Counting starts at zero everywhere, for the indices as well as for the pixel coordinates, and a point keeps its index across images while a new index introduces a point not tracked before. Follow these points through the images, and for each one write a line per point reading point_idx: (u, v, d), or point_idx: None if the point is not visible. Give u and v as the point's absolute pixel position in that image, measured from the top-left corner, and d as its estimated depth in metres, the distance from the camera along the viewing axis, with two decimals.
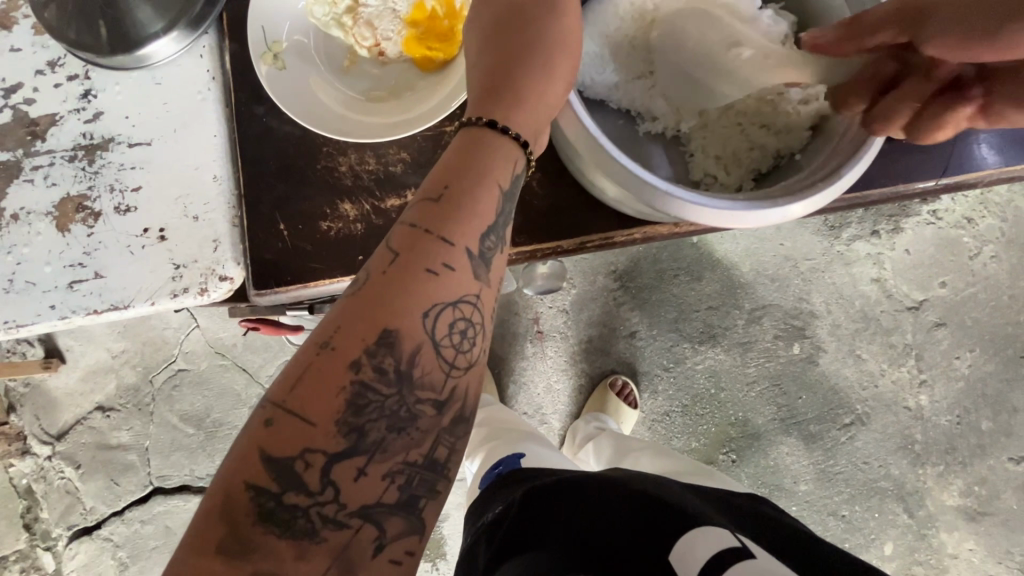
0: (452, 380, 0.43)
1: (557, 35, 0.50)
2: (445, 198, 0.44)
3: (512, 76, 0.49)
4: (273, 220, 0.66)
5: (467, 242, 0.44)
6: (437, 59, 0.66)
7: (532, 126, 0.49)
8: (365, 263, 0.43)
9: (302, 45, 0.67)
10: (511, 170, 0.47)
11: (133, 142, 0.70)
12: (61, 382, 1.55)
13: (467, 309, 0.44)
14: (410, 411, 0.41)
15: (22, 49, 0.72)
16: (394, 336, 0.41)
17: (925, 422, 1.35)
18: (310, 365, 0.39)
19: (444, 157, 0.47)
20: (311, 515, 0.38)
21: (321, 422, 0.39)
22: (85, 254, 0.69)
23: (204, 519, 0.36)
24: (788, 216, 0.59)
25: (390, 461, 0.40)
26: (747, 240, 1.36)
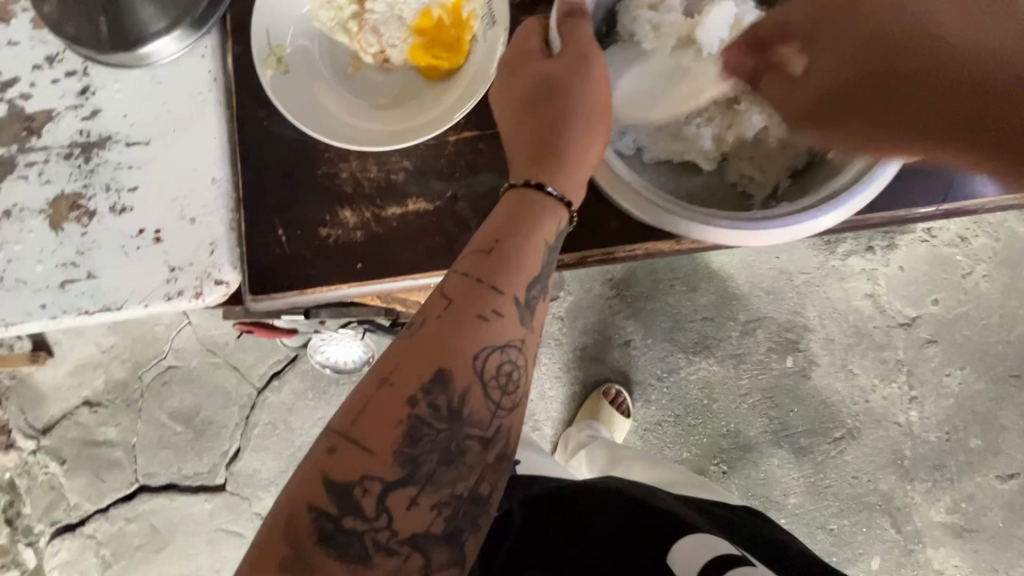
0: (497, 419, 0.45)
1: (593, 101, 0.53)
2: (495, 252, 0.48)
3: (554, 138, 0.52)
4: (272, 224, 0.66)
5: (514, 290, 0.47)
6: (443, 68, 0.66)
7: (573, 186, 0.52)
8: (421, 307, 0.46)
9: (306, 51, 0.66)
10: (557, 228, 0.51)
11: (132, 141, 0.69)
12: (47, 376, 1.53)
13: (513, 353, 0.46)
14: (459, 446, 0.44)
15: (19, 43, 0.71)
16: (447, 376, 0.44)
17: (914, 438, 1.36)
18: (371, 399, 0.42)
19: (494, 211, 0.51)
20: (367, 540, 0.40)
21: (380, 451, 0.41)
22: (78, 254, 0.68)
23: (267, 539, 0.39)
24: (818, 226, 0.60)
25: (439, 492, 0.43)
26: (743, 253, 1.37)
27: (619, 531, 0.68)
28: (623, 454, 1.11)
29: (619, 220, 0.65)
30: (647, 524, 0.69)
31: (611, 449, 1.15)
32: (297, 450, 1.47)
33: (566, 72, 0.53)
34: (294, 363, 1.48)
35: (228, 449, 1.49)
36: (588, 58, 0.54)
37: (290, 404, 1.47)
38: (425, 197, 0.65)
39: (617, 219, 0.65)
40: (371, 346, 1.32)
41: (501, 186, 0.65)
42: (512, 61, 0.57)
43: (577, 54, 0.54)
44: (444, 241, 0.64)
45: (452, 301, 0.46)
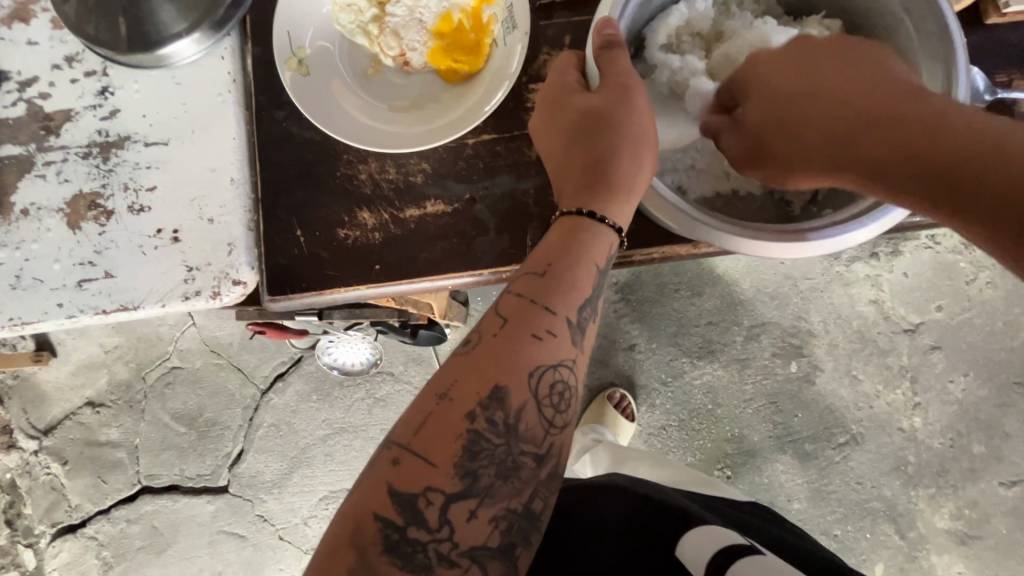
0: (550, 436, 0.45)
1: (636, 131, 0.52)
2: (549, 274, 0.48)
3: (601, 168, 0.52)
4: (290, 225, 0.66)
5: (567, 311, 0.47)
6: (462, 71, 0.66)
7: (622, 212, 0.52)
8: (476, 326, 0.47)
9: (326, 52, 0.67)
10: (607, 252, 0.51)
11: (150, 142, 0.69)
12: (51, 376, 1.53)
13: (566, 372, 0.46)
14: (514, 461, 0.43)
15: (39, 43, 0.71)
16: (504, 392, 0.43)
17: (918, 444, 1.36)
18: (432, 414, 0.42)
19: (545, 238, 0.51)
20: (429, 551, 0.40)
21: (440, 464, 0.41)
22: (96, 253, 0.68)
23: (328, 549, 0.39)
24: (854, 241, 0.54)
25: (496, 506, 0.42)
26: (748, 258, 1.37)
27: (632, 535, 0.68)
28: (628, 455, 1.11)
29: (637, 223, 0.65)
30: (658, 525, 0.68)
31: (616, 451, 1.15)
32: (301, 451, 1.46)
33: (608, 107, 0.52)
34: (299, 365, 1.48)
35: (231, 450, 1.49)
36: (628, 88, 0.53)
37: (295, 406, 1.47)
38: (444, 199, 0.65)
39: (635, 222, 0.65)
40: (378, 348, 1.33)
41: (519, 188, 0.65)
42: (551, 97, 0.57)
43: (617, 86, 0.53)
44: (462, 243, 0.65)
45: (507, 321, 0.46)
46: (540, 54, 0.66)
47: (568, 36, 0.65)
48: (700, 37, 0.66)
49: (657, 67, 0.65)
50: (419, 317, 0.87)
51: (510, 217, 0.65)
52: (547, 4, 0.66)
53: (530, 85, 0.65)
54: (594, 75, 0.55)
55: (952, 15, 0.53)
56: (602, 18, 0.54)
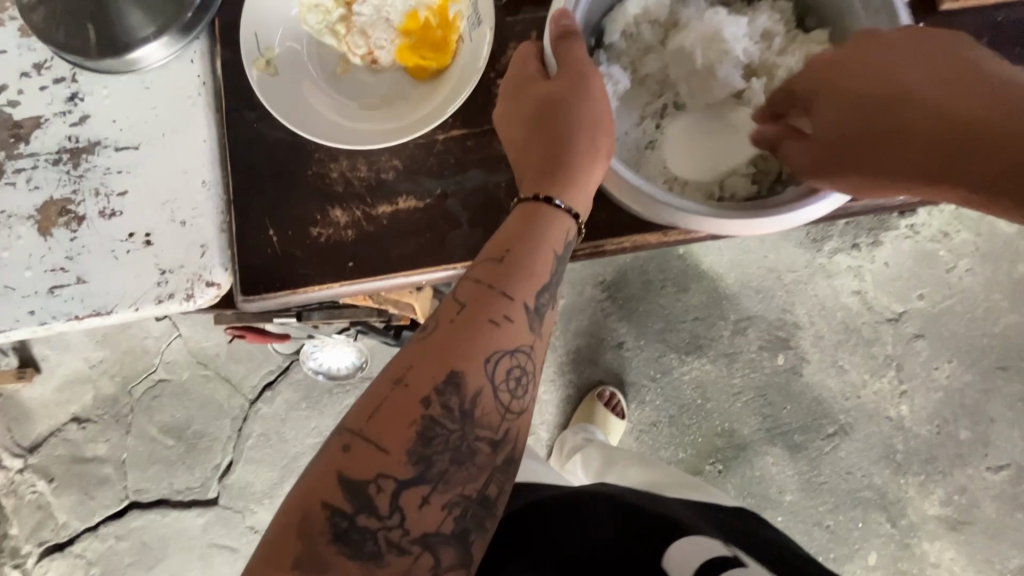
0: (506, 422, 0.45)
1: (591, 120, 0.53)
2: (506, 260, 0.49)
3: (559, 155, 0.52)
4: (263, 226, 0.66)
5: (525, 296, 0.48)
6: (430, 68, 0.67)
7: (581, 197, 0.53)
8: (434, 312, 0.47)
9: (294, 53, 0.67)
10: (565, 237, 0.51)
11: (120, 146, 0.69)
12: (34, 393, 1.51)
13: (523, 358, 0.47)
14: (470, 447, 0.44)
15: (7, 51, 0.71)
16: (460, 377, 0.44)
17: (906, 432, 1.38)
18: (385, 400, 0.43)
19: (504, 224, 0.52)
20: (379, 539, 0.40)
21: (394, 450, 0.41)
22: (67, 259, 0.68)
23: (278, 535, 0.39)
24: (812, 217, 0.55)
25: (450, 492, 0.42)
26: (732, 252, 1.39)
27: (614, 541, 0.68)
28: (619, 457, 1.10)
29: (606, 213, 0.65)
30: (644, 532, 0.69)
31: (607, 453, 1.14)
32: (292, 460, 1.45)
33: (566, 97, 0.53)
34: (287, 373, 1.46)
35: (221, 462, 1.47)
36: (586, 77, 0.53)
37: (284, 415, 1.46)
38: (415, 195, 0.66)
39: (606, 212, 0.65)
40: (363, 352, 1.31)
41: (490, 182, 0.65)
42: (511, 88, 0.57)
43: (574, 75, 0.53)
44: (434, 238, 0.65)
45: (464, 307, 0.47)
46: (507, 49, 0.66)
47: (534, 31, 0.66)
48: (662, 27, 0.67)
49: (622, 59, 0.66)
50: (401, 317, 0.87)
51: (481, 210, 0.65)
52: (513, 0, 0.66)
53: (498, 80, 0.66)
54: (553, 64, 0.55)
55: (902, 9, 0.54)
56: (558, 10, 0.55)
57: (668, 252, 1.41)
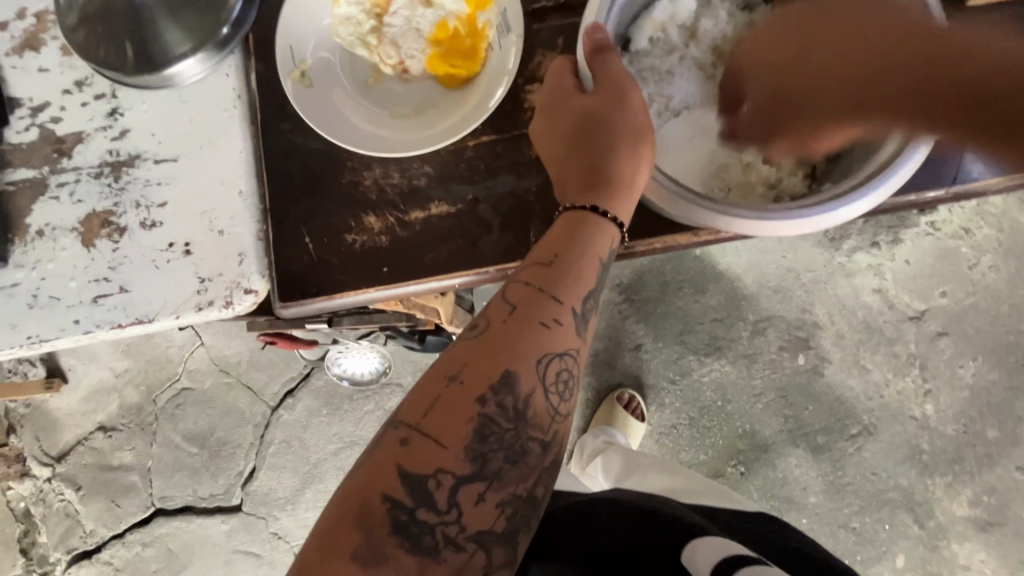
0: (556, 423, 0.46)
1: (633, 128, 0.54)
2: (555, 263, 0.50)
3: (603, 162, 0.53)
4: (299, 233, 0.68)
5: (574, 300, 0.49)
6: (460, 76, 0.68)
7: (623, 205, 0.53)
8: (485, 313, 0.48)
9: (326, 63, 0.69)
10: (610, 245, 0.53)
11: (160, 159, 0.71)
12: (62, 403, 1.54)
13: (571, 361, 0.48)
14: (522, 447, 0.45)
15: (49, 69, 0.74)
16: (514, 377, 0.45)
17: (932, 432, 1.36)
18: (442, 396, 0.43)
19: (551, 229, 0.53)
20: (436, 534, 0.41)
21: (451, 446, 0.42)
22: (111, 269, 0.70)
23: (333, 529, 0.39)
24: (850, 216, 0.55)
25: (504, 490, 0.43)
26: (750, 252, 1.38)
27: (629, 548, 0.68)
28: (639, 462, 1.08)
29: (638, 215, 0.66)
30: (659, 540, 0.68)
31: (628, 458, 1.12)
32: (314, 467, 1.47)
33: (606, 108, 0.54)
34: (308, 380, 1.48)
35: (244, 468, 1.49)
36: (624, 88, 0.54)
37: (305, 421, 1.47)
38: (447, 201, 0.67)
39: (637, 214, 0.66)
40: (386, 357, 1.32)
41: (521, 186, 0.66)
42: (550, 98, 0.59)
43: (611, 88, 0.54)
44: (468, 242, 0.66)
45: (515, 308, 0.48)
46: (534, 56, 0.68)
47: (561, 37, 0.67)
48: (687, 29, 0.68)
49: (648, 60, 0.66)
50: (427, 324, 0.88)
51: (513, 214, 0.66)
52: (540, 8, 0.68)
53: (526, 86, 0.67)
54: (588, 77, 0.56)
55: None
56: (593, 22, 0.56)
57: (686, 253, 1.41)
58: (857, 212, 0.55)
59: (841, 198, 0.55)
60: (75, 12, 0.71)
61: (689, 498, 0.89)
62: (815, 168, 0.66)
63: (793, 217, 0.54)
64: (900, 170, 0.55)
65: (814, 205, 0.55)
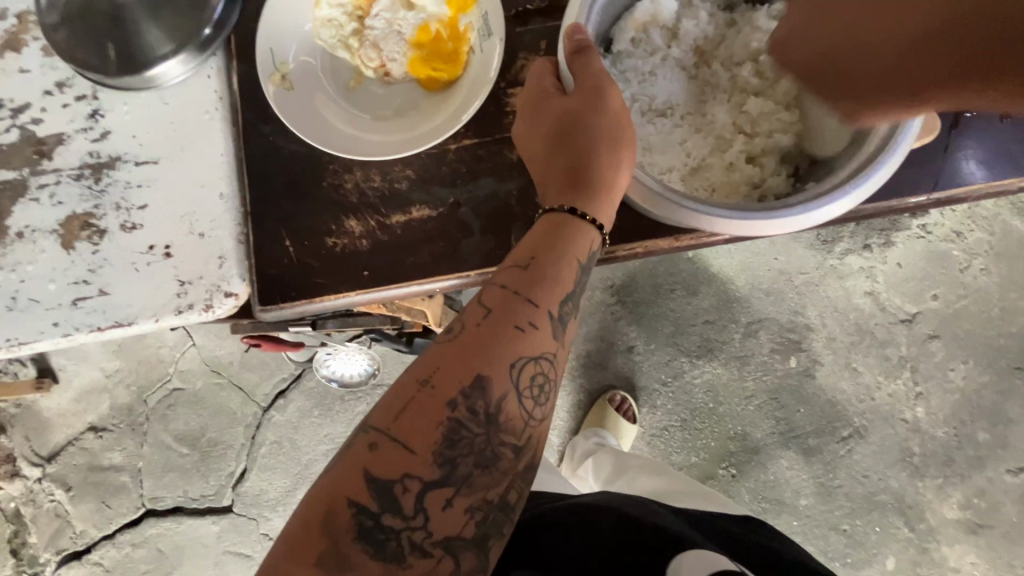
0: (529, 428, 0.46)
1: (611, 131, 0.53)
2: (531, 267, 0.49)
3: (581, 164, 0.53)
4: (280, 236, 0.67)
5: (549, 304, 0.49)
6: (442, 79, 0.68)
7: (603, 209, 0.53)
8: (460, 317, 0.48)
9: (308, 65, 0.69)
10: (588, 248, 0.52)
11: (141, 161, 0.71)
12: (52, 403, 1.53)
13: (546, 365, 0.47)
14: (494, 452, 0.44)
15: (30, 70, 0.73)
16: (486, 382, 0.44)
17: (922, 434, 1.36)
18: (412, 400, 0.43)
19: (529, 232, 0.53)
20: (402, 539, 0.41)
21: (420, 450, 0.42)
22: (90, 271, 0.69)
23: (298, 533, 0.39)
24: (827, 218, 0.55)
25: (474, 495, 0.43)
26: (741, 254, 1.38)
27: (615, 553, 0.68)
28: (629, 463, 1.09)
29: (620, 218, 0.65)
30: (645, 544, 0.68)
31: (618, 458, 1.12)
32: (305, 467, 1.46)
33: (584, 111, 0.54)
34: (300, 381, 1.47)
35: (234, 469, 1.49)
36: (604, 91, 0.54)
37: (296, 422, 1.47)
38: (428, 204, 0.66)
39: (619, 218, 0.65)
40: (377, 358, 1.32)
41: (503, 190, 0.66)
42: (530, 100, 0.58)
43: (591, 90, 0.54)
44: (449, 246, 0.66)
45: (490, 311, 0.47)
46: (517, 59, 0.67)
47: (544, 41, 0.67)
48: (670, 32, 0.67)
49: (631, 63, 0.66)
50: (413, 326, 0.88)
51: (494, 217, 0.66)
52: (523, 11, 0.67)
53: (508, 89, 0.67)
54: (568, 79, 0.56)
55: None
56: (573, 24, 0.56)
57: (677, 255, 1.41)
58: (834, 212, 0.55)
59: (819, 200, 0.54)
60: (56, 13, 0.70)
61: (676, 499, 0.90)
62: (798, 167, 0.66)
63: (772, 218, 0.54)
64: (876, 171, 0.55)
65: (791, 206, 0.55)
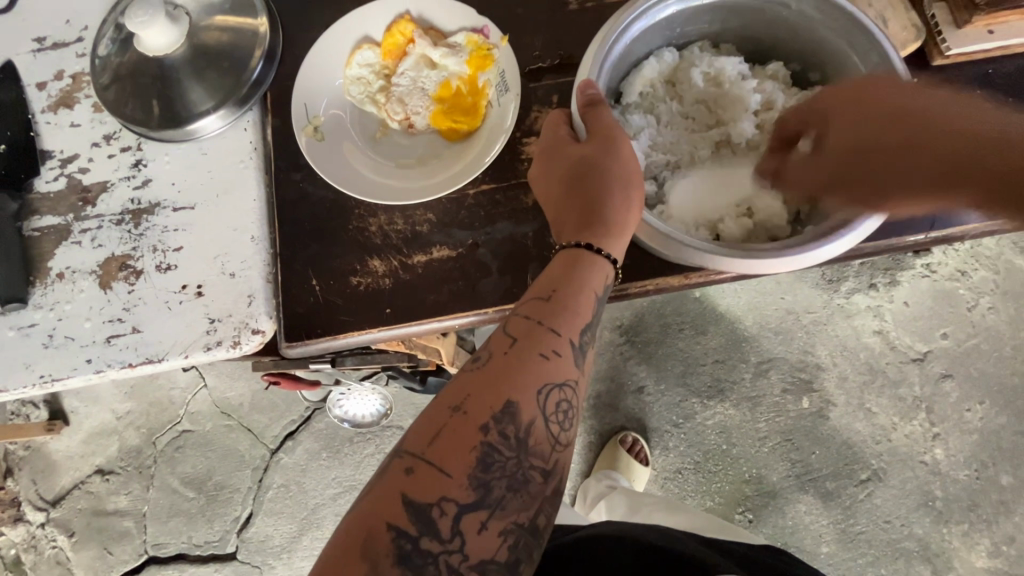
0: (557, 453, 0.48)
1: (623, 174, 0.57)
2: (553, 299, 0.52)
3: (595, 205, 0.56)
4: (306, 276, 0.71)
5: (570, 333, 0.51)
6: (462, 130, 0.73)
7: (619, 246, 0.56)
8: (486, 347, 0.50)
9: (337, 119, 0.74)
10: (604, 282, 0.55)
11: (178, 206, 0.76)
12: (62, 445, 1.54)
13: (570, 392, 0.49)
14: (524, 475, 0.46)
15: (81, 124, 0.79)
16: (515, 407, 0.46)
17: (943, 477, 1.33)
18: (445, 425, 0.45)
19: (548, 268, 0.56)
20: (440, 563, 0.41)
21: (455, 474, 0.43)
22: (125, 310, 0.73)
23: (339, 556, 0.40)
24: (834, 253, 0.58)
25: (506, 519, 0.44)
26: (749, 294, 1.41)
27: None
28: (644, 501, 1.08)
29: (632, 258, 0.68)
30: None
31: (632, 497, 1.12)
32: (312, 512, 1.44)
33: (598, 157, 0.58)
34: (309, 423, 1.48)
35: (240, 514, 1.47)
36: (614, 139, 0.58)
37: (304, 465, 1.46)
38: (448, 245, 0.70)
39: (630, 257, 0.68)
40: (388, 399, 1.34)
41: (518, 233, 0.70)
42: (546, 147, 0.62)
43: (603, 138, 0.58)
44: (467, 284, 0.69)
45: (516, 341, 0.50)
46: (531, 111, 0.72)
47: (556, 95, 0.72)
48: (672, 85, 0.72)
49: (637, 112, 0.71)
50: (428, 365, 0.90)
51: (511, 257, 0.69)
52: (537, 69, 0.73)
53: (523, 139, 0.72)
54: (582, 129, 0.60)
55: (880, 34, 0.61)
56: (585, 80, 0.61)
57: (686, 295, 1.43)
58: (840, 249, 0.57)
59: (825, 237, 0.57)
60: (108, 73, 0.77)
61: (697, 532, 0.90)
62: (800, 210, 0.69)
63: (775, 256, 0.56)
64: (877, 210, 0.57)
65: (797, 245, 0.58)
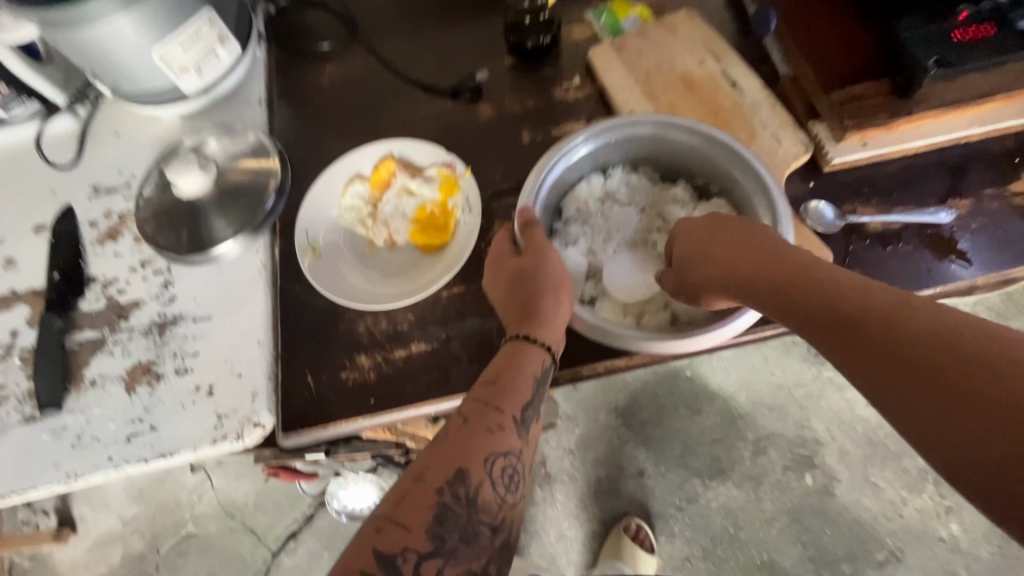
0: (503, 510, 0.56)
1: (552, 278, 0.70)
2: (497, 382, 0.62)
3: (531, 304, 0.68)
4: (303, 373, 0.82)
5: (513, 410, 0.60)
6: (435, 245, 0.87)
7: (551, 336, 0.67)
8: (444, 424, 0.59)
9: (333, 241, 0.89)
10: (542, 365, 0.65)
11: (197, 318, 0.89)
12: (68, 554, 1.56)
13: (514, 458, 0.58)
14: (475, 529, 0.54)
15: (122, 253, 0.95)
16: (466, 472, 0.55)
17: (964, 555, 1.30)
18: (409, 488, 0.53)
19: (495, 357, 0.66)
20: None
21: (417, 528, 0.51)
22: (145, 410, 0.83)
23: None
24: (738, 328, 0.68)
25: (460, 566, 0.52)
26: (738, 371, 1.48)
27: None
28: None
29: (581, 344, 0.78)
30: None
31: None
32: None
33: (532, 265, 0.70)
34: (311, 521, 1.50)
35: None
36: (546, 251, 0.71)
37: (306, 566, 1.48)
38: (424, 340, 0.81)
39: (581, 343, 0.79)
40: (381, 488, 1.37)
41: (485, 327, 0.81)
42: (493, 258, 0.75)
43: (536, 250, 0.71)
44: (441, 374, 0.79)
45: (468, 418, 0.59)
46: (494, 226, 0.87)
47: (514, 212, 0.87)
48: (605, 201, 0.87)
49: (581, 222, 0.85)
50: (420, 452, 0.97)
51: (477, 349, 0.80)
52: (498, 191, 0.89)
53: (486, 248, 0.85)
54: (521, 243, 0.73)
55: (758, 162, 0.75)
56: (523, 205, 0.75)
57: (678, 375, 1.50)
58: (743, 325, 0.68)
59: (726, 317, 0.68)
60: (149, 210, 0.94)
61: None
62: None
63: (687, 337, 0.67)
64: None
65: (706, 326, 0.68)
